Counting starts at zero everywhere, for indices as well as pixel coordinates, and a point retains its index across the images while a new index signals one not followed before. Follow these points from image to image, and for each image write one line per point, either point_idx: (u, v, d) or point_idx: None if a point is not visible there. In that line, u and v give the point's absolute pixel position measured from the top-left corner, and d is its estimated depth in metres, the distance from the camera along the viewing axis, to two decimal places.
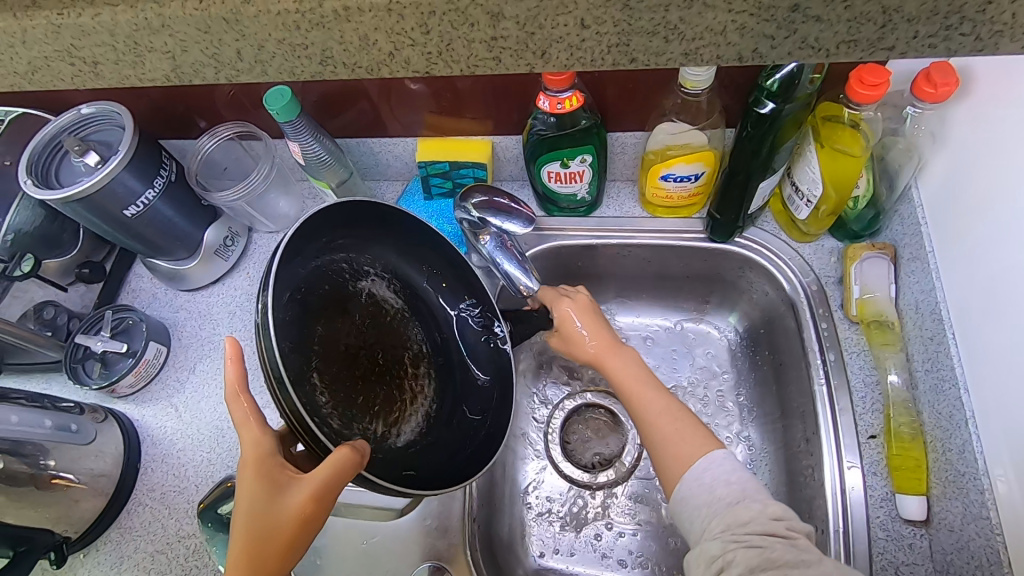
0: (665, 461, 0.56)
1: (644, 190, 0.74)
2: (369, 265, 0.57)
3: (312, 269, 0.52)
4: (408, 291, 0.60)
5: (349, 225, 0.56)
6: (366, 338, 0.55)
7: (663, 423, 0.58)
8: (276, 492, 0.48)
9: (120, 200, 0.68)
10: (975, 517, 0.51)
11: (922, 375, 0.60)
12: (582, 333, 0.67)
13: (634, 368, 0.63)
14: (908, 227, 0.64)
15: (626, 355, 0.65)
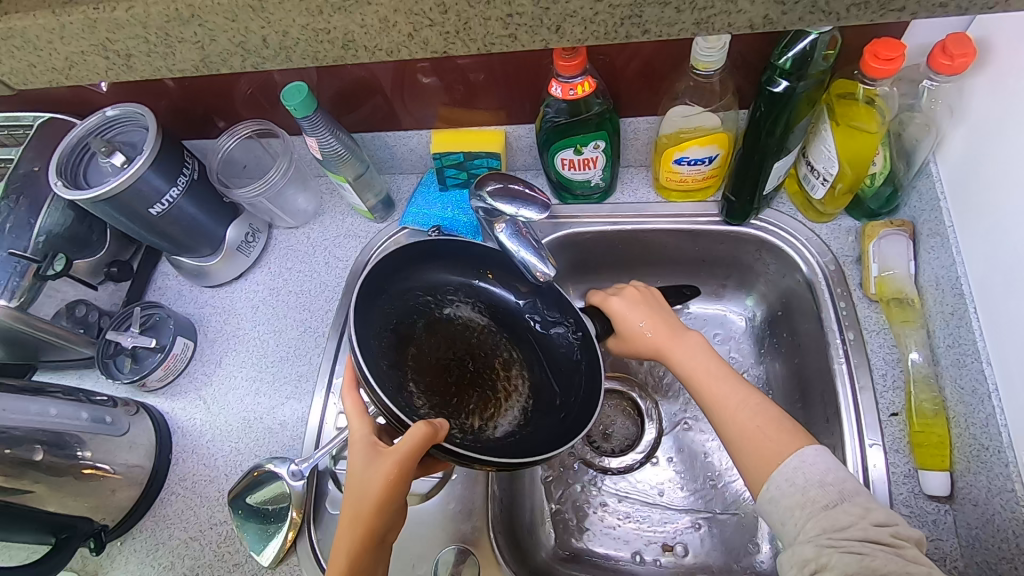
0: (749, 463, 0.54)
1: (658, 175, 0.75)
2: (453, 293, 0.66)
3: (398, 303, 0.62)
4: (493, 306, 0.67)
5: (427, 257, 0.65)
6: (457, 352, 0.62)
7: (742, 416, 0.57)
8: (373, 467, 0.53)
9: (145, 199, 0.70)
10: (999, 490, 0.51)
11: (943, 351, 0.60)
12: (643, 329, 0.67)
13: (704, 361, 0.63)
14: (926, 203, 0.64)
15: (688, 343, 0.65)
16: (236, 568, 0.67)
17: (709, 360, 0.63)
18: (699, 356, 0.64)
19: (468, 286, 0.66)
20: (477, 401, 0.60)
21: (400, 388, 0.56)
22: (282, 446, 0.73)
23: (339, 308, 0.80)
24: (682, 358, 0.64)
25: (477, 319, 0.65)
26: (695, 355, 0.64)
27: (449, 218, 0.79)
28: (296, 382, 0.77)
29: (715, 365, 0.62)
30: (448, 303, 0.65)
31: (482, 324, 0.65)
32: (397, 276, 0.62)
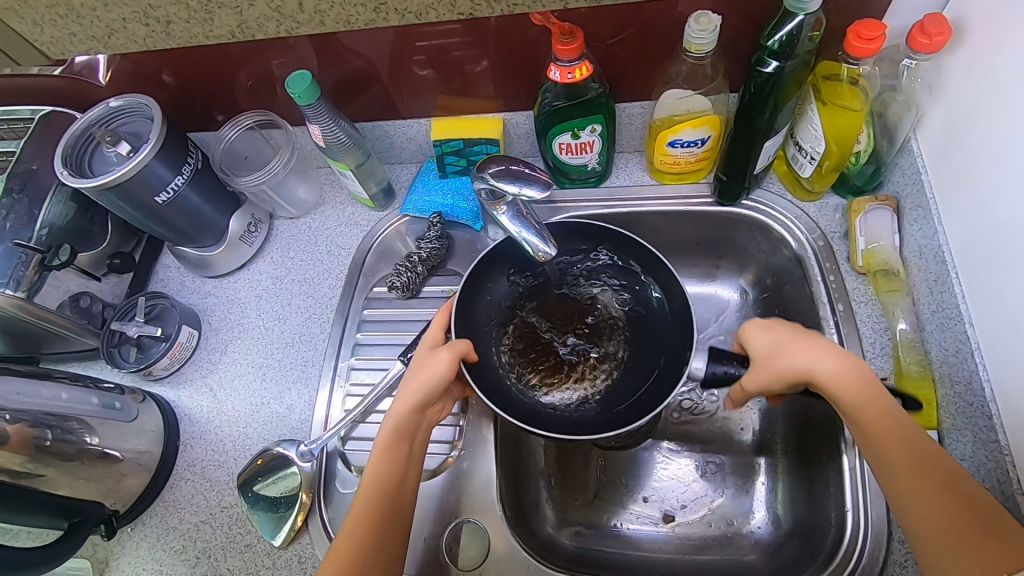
0: (937, 549, 0.49)
1: (652, 158, 0.77)
2: (605, 273, 0.70)
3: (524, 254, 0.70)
4: (633, 301, 0.69)
5: (611, 237, 0.70)
6: (559, 323, 0.69)
7: (924, 488, 0.50)
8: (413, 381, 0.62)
9: (151, 188, 0.71)
10: (985, 443, 0.54)
11: (929, 317, 0.63)
12: (777, 357, 0.59)
13: (864, 389, 0.55)
14: (908, 178, 0.67)
15: (845, 373, 0.56)
16: (248, 549, 0.68)
17: (874, 391, 0.54)
18: (863, 388, 0.55)
19: (617, 264, 0.70)
20: (553, 370, 0.66)
21: (491, 326, 0.68)
22: (290, 430, 0.74)
23: (343, 294, 0.81)
24: (844, 393, 0.55)
25: (627, 312, 0.68)
26: (864, 387, 0.55)
27: (449, 203, 0.81)
28: (302, 367, 0.78)
29: (880, 399, 0.54)
30: (601, 282, 0.70)
31: (608, 313, 0.69)
32: (604, 246, 0.70)
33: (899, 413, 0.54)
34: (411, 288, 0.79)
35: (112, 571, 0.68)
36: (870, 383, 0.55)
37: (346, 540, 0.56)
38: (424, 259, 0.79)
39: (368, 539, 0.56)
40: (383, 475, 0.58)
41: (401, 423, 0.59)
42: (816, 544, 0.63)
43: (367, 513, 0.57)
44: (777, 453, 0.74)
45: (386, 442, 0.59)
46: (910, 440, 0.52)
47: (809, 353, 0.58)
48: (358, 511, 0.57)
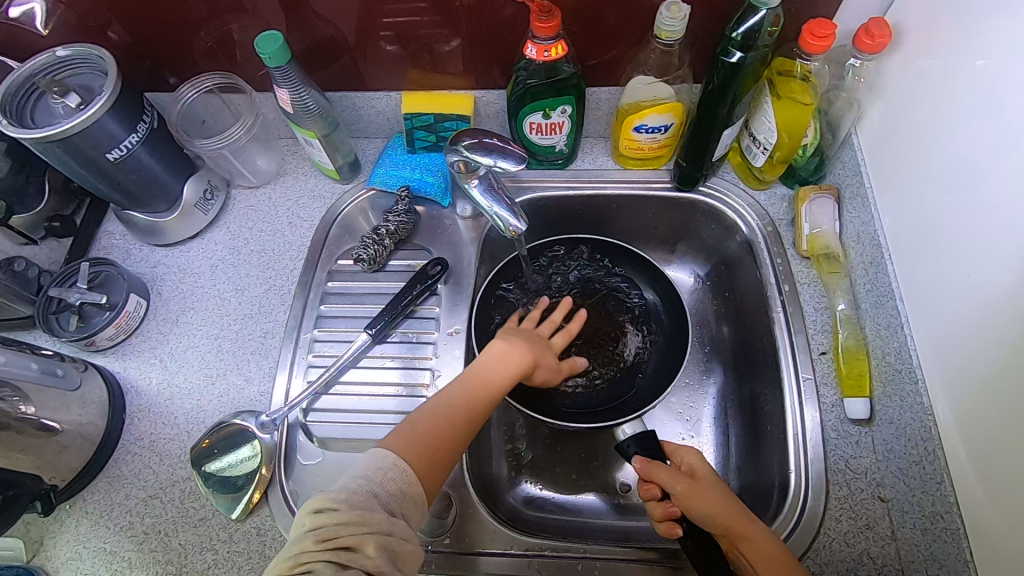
0: None
1: (617, 143, 0.80)
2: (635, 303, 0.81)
3: (594, 248, 0.84)
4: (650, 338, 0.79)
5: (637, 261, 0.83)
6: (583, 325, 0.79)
7: None
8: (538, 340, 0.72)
9: (102, 145, 0.67)
10: (911, 406, 0.60)
11: (865, 296, 0.69)
12: (675, 483, 0.61)
13: (726, 502, 0.59)
14: (849, 170, 0.73)
15: (712, 493, 0.60)
16: (202, 522, 0.65)
17: (734, 510, 0.58)
18: (724, 502, 0.59)
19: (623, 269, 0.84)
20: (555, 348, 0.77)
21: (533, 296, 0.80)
22: (248, 402, 0.72)
23: (306, 266, 0.80)
24: (701, 506, 0.59)
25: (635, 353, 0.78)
26: (719, 503, 0.59)
27: (418, 178, 0.81)
28: (261, 339, 0.76)
29: (739, 521, 0.58)
30: (637, 322, 0.80)
31: (621, 346, 0.78)
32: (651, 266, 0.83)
33: (757, 540, 0.57)
34: (378, 262, 0.78)
35: (48, 549, 0.64)
36: (727, 507, 0.59)
37: (437, 419, 0.59)
38: (391, 233, 0.78)
39: (458, 424, 0.60)
40: (493, 386, 0.64)
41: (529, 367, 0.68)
42: (762, 504, 0.67)
43: (475, 412, 0.62)
44: (725, 425, 0.79)
45: (506, 362, 0.66)
46: (761, 555, 0.56)
47: (702, 498, 0.60)
48: (458, 401, 0.61)
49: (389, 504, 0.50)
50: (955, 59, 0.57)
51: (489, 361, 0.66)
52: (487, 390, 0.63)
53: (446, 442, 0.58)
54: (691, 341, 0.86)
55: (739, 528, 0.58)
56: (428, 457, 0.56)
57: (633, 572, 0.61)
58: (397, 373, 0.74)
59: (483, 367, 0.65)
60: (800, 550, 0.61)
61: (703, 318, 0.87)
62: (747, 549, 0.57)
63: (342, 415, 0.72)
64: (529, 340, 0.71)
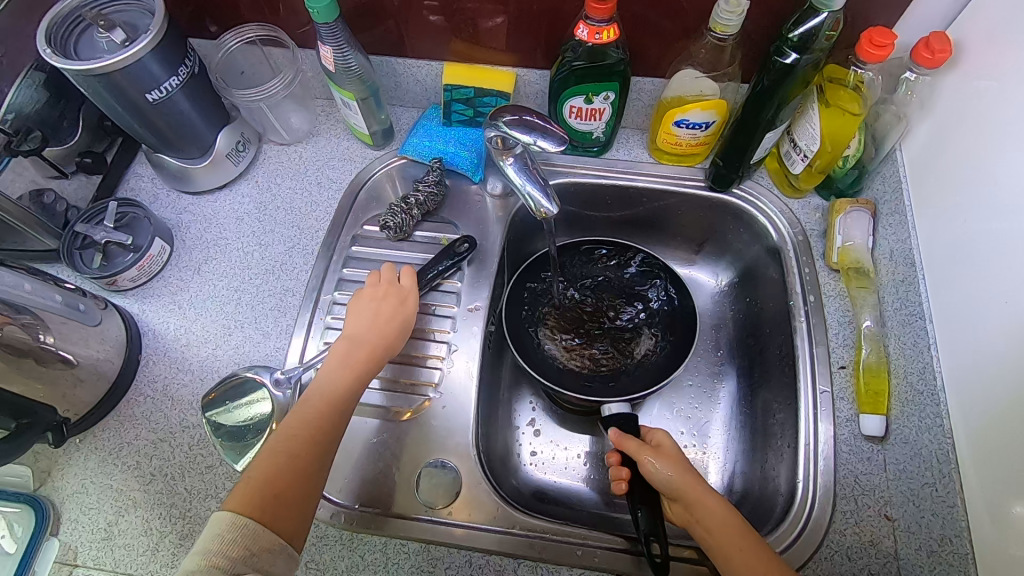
0: None
1: (655, 137, 0.79)
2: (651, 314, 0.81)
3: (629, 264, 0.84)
4: (662, 345, 0.79)
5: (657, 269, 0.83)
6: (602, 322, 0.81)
7: None
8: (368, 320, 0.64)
9: (143, 84, 0.66)
10: (929, 427, 0.60)
11: (891, 314, 0.69)
12: (640, 450, 0.61)
13: (684, 469, 0.59)
14: (888, 186, 0.72)
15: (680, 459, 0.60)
16: (208, 470, 0.65)
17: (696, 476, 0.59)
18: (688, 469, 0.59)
19: (654, 286, 0.83)
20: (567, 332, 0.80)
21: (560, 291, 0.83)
22: (263, 357, 0.72)
23: (331, 229, 0.79)
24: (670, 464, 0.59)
25: (645, 354, 0.78)
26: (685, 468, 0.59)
27: (451, 151, 0.81)
28: (281, 296, 0.76)
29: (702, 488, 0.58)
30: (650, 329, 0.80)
31: (632, 344, 0.79)
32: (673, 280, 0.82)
33: (711, 505, 0.56)
34: (403, 231, 0.78)
35: (56, 480, 0.65)
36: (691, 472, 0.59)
37: (276, 454, 0.52)
38: (420, 204, 0.78)
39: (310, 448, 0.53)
40: (329, 398, 0.57)
41: (358, 352, 0.61)
42: (766, 511, 0.67)
43: (320, 430, 0.55)
44: (734, 429, 0.79)
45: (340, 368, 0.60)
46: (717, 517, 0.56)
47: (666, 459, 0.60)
48: (301, 426, 0.55)
49: (234, 571, 0.45)
50: (1014, 82, 0.56)
51: (327, 376, 0.59)
52: (328, 402, 0.57)
53: (299, 474, 0.52)
54: (707, 343, 0.85)
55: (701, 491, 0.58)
56: (274, 497, 0.50)
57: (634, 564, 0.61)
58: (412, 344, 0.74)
59: (319, 383, 0.58)
60: (801, 560, 0.61)
61: (721, 321, 0.86)
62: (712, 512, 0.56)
63: None
64: (362, 318, 0.64)
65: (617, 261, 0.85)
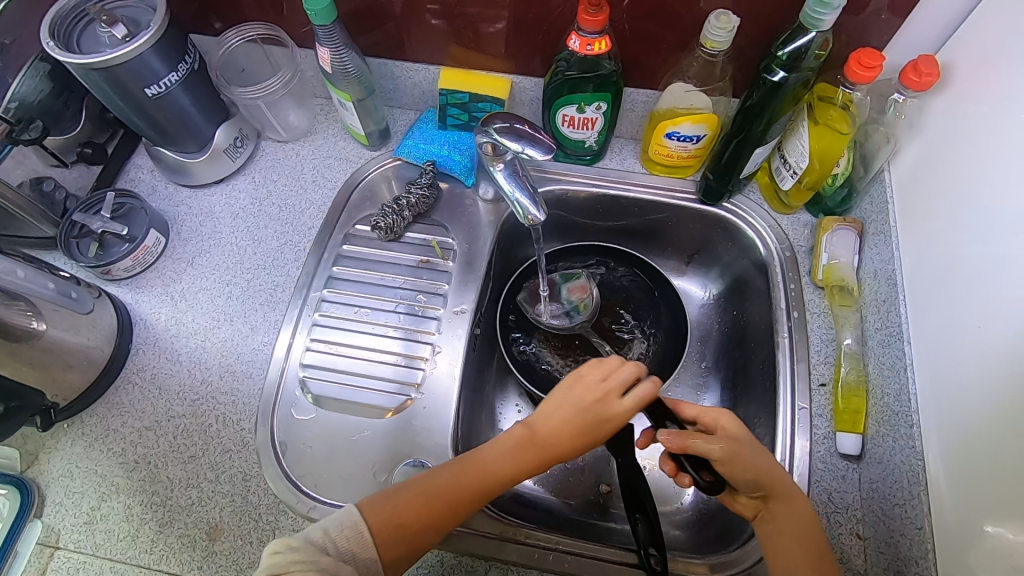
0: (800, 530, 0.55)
1: (648, 148, 0.80)
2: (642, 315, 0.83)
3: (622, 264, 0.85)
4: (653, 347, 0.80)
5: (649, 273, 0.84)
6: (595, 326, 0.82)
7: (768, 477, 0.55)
8: (551, 419, 0.58)
9: (142, 79, 0.67)
10: (902, 448, 0.61)
11: (873, 334, 0.69)
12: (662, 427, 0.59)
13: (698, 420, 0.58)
14: (876, 206, 0.73)
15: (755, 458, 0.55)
16: (191, 459, 0.67)
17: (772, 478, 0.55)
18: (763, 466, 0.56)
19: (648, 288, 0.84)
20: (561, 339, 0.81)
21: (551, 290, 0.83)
22: (250, 350, 0.73)
23: (324, 226, 0.80)
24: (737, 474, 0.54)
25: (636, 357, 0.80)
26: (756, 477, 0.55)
27: (445, 155, 0.82)
28: (271, 292, 0.77)
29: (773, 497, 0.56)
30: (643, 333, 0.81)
31: (624, 348, 0.81)
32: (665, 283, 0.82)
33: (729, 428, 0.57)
34: (394, 232, 0.79)
35: (43, 463, 0.66)
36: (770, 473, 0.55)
37: (437, 495, 0.56)
38: (411, 205, 0.79)
39: (472, 495, 0.57)
40: (491, 476, 0.57)
41: (536, 446, 0.58)
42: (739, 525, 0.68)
43: (445, 492, 0.57)
44: None
45: (515, 453, 0.58)
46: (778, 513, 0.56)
47: (744, 464, 0.54)
48: (411, 496, 0.56)
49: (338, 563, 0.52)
50: (999, 109, 0.56)
51: (496, 448, 0.58)
52: (541, 440, 0.58)
53: (433, 512, 0.56)
54: (692, 354, 0.86)
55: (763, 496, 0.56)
56: (399, 536, 0.54)
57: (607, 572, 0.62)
58: (398, 344, 0.75)
59: (489, 454, 0.58)
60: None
61: (707, 333, 0.87)
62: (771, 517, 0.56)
63: (338, 377, 0.73)
64: (554, 410, 0.59)
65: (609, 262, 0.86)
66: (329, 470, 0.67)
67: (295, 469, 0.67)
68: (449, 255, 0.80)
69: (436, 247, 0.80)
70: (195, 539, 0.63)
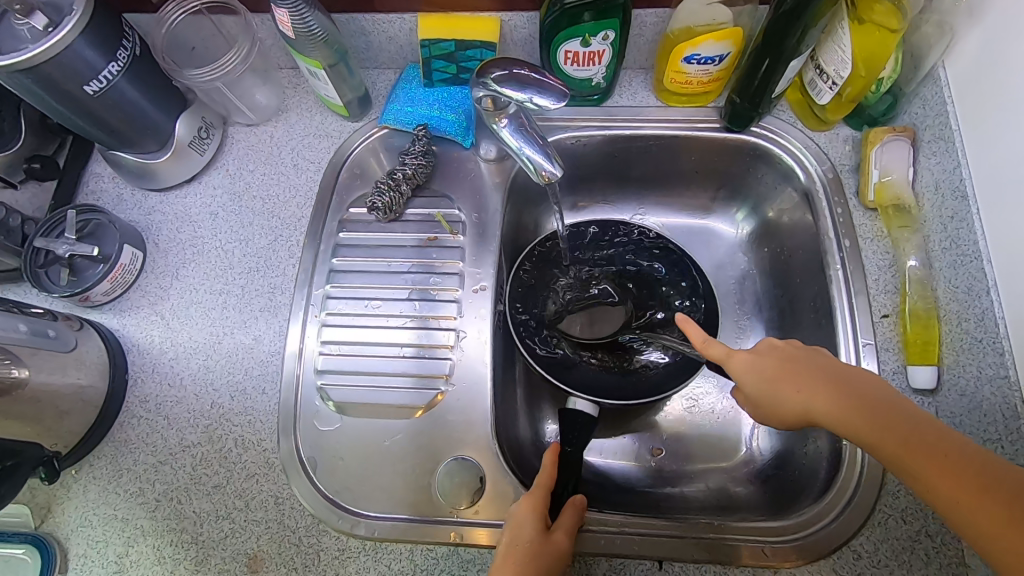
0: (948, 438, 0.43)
1: (663, 77, 0.71)
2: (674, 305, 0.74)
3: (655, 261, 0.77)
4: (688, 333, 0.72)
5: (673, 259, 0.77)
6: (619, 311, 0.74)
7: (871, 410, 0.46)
8: (556, 530, 0.54)
9: (77, 75, 0.57)
10: (991, 377, 0.54)
11: (940, 254, 0.62)
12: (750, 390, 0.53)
13: (764, 369, 0.53)
14: (930, 108, 0.65)
15: (861, 381, 0.48)
16: (216, 490, 0.62)
17: (896, 415, 0.45)
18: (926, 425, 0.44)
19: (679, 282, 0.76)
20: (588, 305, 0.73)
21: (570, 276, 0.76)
22: (258, 362, 0.67)
23: (315, 215, 0.73)
24: (847, 427, 0.47)
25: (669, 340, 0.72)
26: (871, 414, 0.46)
27: (437, 115, 0.73)
28: (270, 295, 0.70)
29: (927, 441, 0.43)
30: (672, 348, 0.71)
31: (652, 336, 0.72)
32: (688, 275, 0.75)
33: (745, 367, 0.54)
34: (394, 210, 0.71)
35: (57, 515, 0.61)
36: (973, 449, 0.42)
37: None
38: (408, 178, 0.71)
39: None
40: None
41: (546, 555, 0.52)
42: (807, 485, 0.64)
43: None
44: None
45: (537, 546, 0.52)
46: (1003, 497, 0.39)
47: (774, 386, 0.52)
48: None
49: None
50: None
51: (514, 544, 0.53)
52: (544, 555, 0.52)
53: None
54: (732, 297, 0.79)
55: (916, 449, 0.43)
56: None
57: (701, 546, 0.57)
58: (416, 334, 0.69)
59: (514, 551, 0.52)
60: (836, 541, 0.57)
61: (745, 273, 0.80)
62: (1000, 503, 0.39)
63: (359, 378, 0.67)
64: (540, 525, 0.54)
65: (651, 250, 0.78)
66: (368, 480, 0.62)
67: (330, 484, 0.62)
68: (458, 228, 0.72)
69: (442, 220, 0.73)
70: (235, 574, 0.58)
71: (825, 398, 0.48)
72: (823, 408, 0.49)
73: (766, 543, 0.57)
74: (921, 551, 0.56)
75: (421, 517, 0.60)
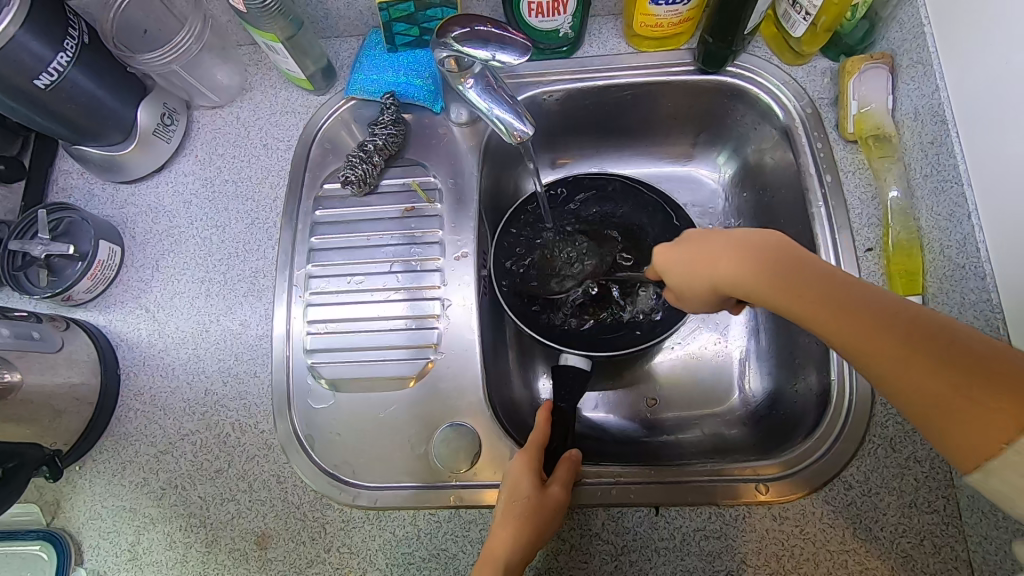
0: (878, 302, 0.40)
1: (632, 22, 0.69)
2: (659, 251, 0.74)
3: (635, 206, 0.77)
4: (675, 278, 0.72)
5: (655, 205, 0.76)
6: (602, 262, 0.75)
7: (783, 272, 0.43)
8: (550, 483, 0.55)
9: (26, 69, 0.56)
10: (972, 304, 0.54)
11: (921, 182, 0.61)
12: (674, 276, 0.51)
13: (689, 251, 0.50)
14: (908, 31, 0.63)
15: (784, 247, 0.44)
16: (218, 474, 0.63)
17: (813, 274, 0.42)
18: (850, 282, 0.41)
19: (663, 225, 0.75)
20: (569, 260, 0.73)
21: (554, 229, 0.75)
22: (247, 347, 0.67)
23: (289, 195, 0.72)
24: (771, 298, 0.43)
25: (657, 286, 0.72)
26: (786, 265, 0.43)
27: (404, 81, 0.70)
28: (252, 279, 0.69)
29: (885, 314, 0.39)
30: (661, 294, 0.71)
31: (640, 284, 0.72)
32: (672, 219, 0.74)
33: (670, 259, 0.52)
34: (369, 183, 0.70)
35: (67, 511, 0.62)
36: (941, 322, 0.38)
37: (501, 532, 0.52)
38: (379, 149, 0.69)
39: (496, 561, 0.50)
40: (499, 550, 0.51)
41: (544, 507, 0.53)
42: (799, 422, 0.64)
43: (508, 549, 0.51)
44: (755, 329, 0.75)
45: (534, 500, 0.53)
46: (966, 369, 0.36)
47: (697, 263, 0.48)
48: (495, 537, 0.52)
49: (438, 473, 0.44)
50: None
51: (513, 499, 0.54)
52: (543, 508, 0.53)
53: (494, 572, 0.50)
54: None
55: (853, 315, 0.40)
56: None
57: (695, 490, 0.58)
58: (402, 306, 0.69)
59: (514, 507, 0.53)
60: (828, 474, 0.58)
61: (730, 218, 0.79)
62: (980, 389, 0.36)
63: (349, 355, 0.67)
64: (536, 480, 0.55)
65: (626, 195, 0.77)
66: (366, 452, 0.63)
67: (330, 459, 0.63)
68: (434, 196, 0.72)
69: (418, 189, 0.72)
70: (245, 552, 0.59)
71: (760, 275, 0.44)
72: (743, 278, 0.45)
73: (760, 482, 0.58)
74: (911, 477, 0.57)
75: (424, 484, 0.61)
